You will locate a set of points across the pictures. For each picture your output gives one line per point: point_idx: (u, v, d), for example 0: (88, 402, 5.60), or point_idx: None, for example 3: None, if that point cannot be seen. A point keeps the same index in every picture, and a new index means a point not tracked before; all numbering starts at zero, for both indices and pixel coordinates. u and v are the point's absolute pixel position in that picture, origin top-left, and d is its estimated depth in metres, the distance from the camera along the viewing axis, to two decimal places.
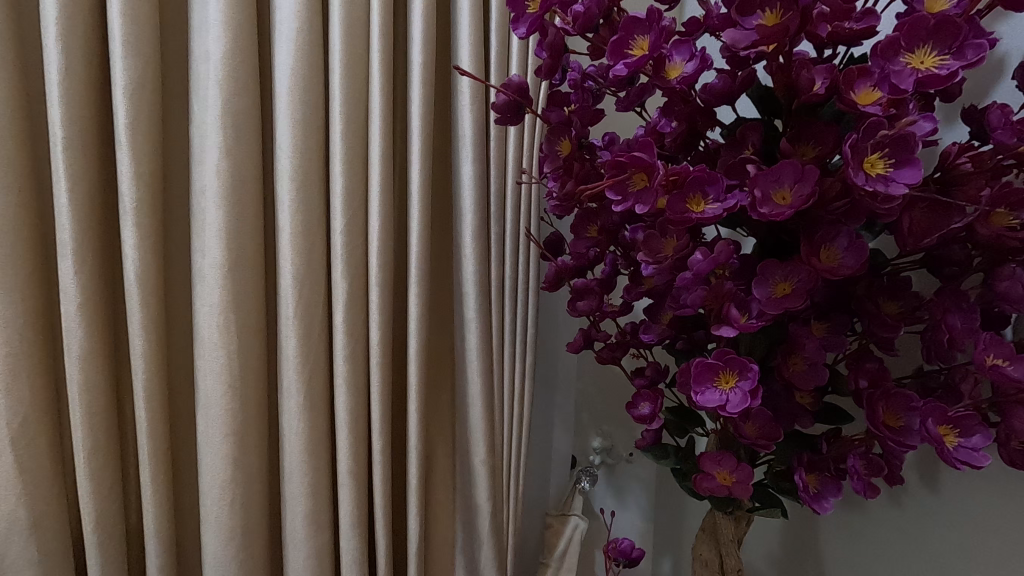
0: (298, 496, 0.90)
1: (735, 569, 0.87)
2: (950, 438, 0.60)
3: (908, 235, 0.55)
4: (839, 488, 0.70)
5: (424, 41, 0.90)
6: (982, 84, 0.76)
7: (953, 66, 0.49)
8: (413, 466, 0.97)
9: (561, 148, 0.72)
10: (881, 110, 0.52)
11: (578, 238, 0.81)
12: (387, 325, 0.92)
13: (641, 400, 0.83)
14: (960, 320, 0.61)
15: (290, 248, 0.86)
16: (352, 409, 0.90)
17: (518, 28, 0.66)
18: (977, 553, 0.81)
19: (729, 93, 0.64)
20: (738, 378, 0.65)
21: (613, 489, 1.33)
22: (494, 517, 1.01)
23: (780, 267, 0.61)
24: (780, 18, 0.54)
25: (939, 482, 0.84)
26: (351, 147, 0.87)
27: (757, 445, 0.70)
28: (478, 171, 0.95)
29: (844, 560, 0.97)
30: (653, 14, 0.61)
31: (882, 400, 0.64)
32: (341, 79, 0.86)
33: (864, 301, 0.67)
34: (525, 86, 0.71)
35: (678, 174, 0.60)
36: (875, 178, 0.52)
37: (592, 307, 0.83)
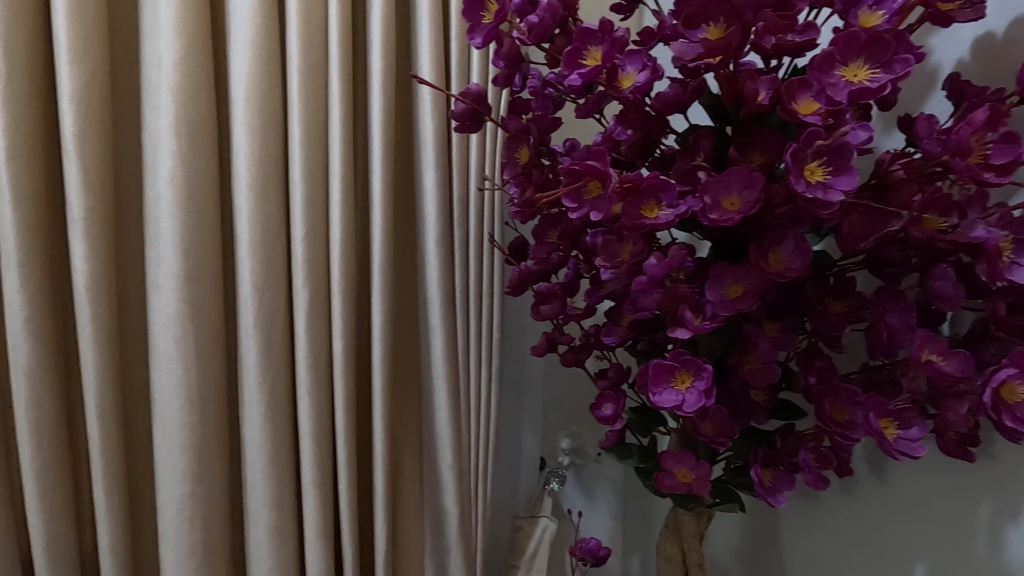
0: (262, 508, 0.89)
1: (698, 564, 0.89)
2: (890, 430, 0.63)
3: (850, 238, 0.58)
4: (792, 481, 0.73)
5: (384, 48, 0.90)
6: (916, 95, 0.81)
7: (882, 79, 0.53)
8: (380, 474, 0.96)
9: (520, 156, 0.72)
10: (820, 119, 0.54)
11: (540, 244, 0.83)
12: (351, 333, 0.91)
13: (604, 401, 0.85)
14: (898, 319, 0.64)
15: (249, 257, 0.85)
16: (316, 418, 0.89)
17: (474, 37, 0.66)
18: (923, 538, 0.85)
19: (681, 102, 0.65)
20: (694, 378, 0.67)
21: (582, 490, 1.35)
22: (462, 522, 1.01)
23: (732, 271, 0.64)
24: (723, 32, 0.57)
25: (887, 473, 0.88)
26: (311, 155, 0.87)
27: (715, 443, 0.71)
28: (441, 177, 0.95)
29: (802, 550, 1.01)
30: (605, 26, 0.63)
31: (829, 395, 0.67)
32: (300, 86, 0.85)
33: (812, 300, 0.71)
34: (483, 94, 0.71)
35: (631, 181, 0.62)
36: (815, 185, 0.54)
37: (555, 311, 0.84)
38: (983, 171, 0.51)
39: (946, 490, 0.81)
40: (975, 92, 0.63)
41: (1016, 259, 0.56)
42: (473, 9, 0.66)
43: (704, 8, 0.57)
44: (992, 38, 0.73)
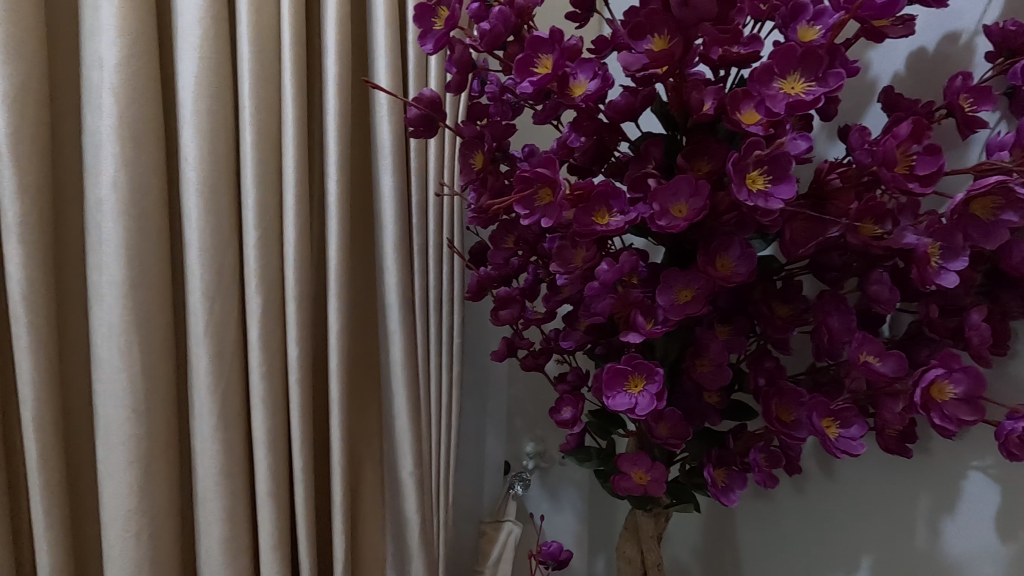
0: (214, 522, 0.86)
1: (656, 564, 0.90)
2: (832, 429, 0.65)
3: (792, 244, 0.61)
4: (743, 480, 0.75)
5: (339, 52, 0.89)
6: (856, 107, 0.84)
7: (817, 92, 0.55)
8: (338, 483, 0.95)
9: (475, 161, 0.73)
10: (762, 129, 0.55)
11: (497, 249, 0.82)
12: (306, 340, 0.90)
13: (563, 405, 0.85)
14: (839, 321, 0.67)
15: (198, 263, 0.82)
16: (271, 427, 0.88)
17: (425, 43, 0.66)
18: (868, 531, 0.88)
19: (632, 110, 0.66)
20: (646, 381, 0.68)
21: (547, 493, 1.36)
22: (423, 529, 1.00)
23: (682, 276, 0.65)
24: (668, 43, 0.58)
25: (835, 470, 0.91)
26: (263, 159, 0.85)
27: (668, 444, 0.73)
28: (399, 182, 0.95)
29: (757, 548, 1.03)
30: (556, 35, 0.63)
31: (775, 396, 0.69)
32: (251, 89, 0.83)
33: (760, 304, 0.72)
34: (437, 100, 0.72)
35: (582, 188, 0.63)
36: (756, 193, 0.56)
37: (514, 316, 0.85)
38: (907, 181, 0.54)
39: (889, 484, 0.85)
40: (906, 105, 0.66)
41: (945, 265, 0.58)
42: (423, 16, 0.66)
43: (649, 20, 0.58)
44: (924, 53, 0.77)
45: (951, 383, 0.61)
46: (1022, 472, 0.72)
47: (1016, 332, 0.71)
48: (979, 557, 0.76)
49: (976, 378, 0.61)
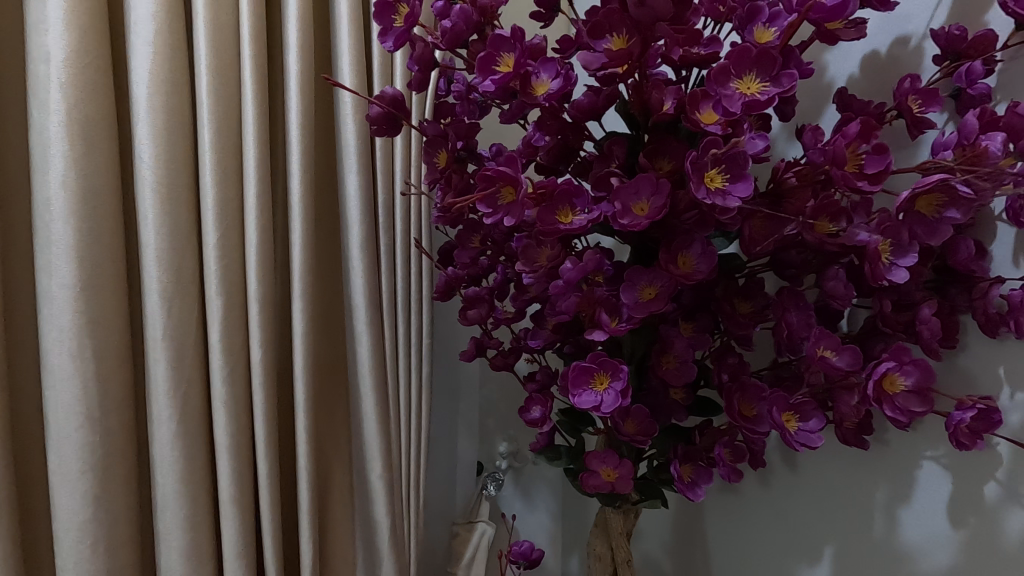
0: (174, 531, 0.83)
1: (626, 561, 0.91)
2: (792, 423, 0.67)
3: (750, 242, 0.62)
4: (709, 475, 0.76)
5: (301, 49, 0.87)
6: (813, 107, 0.87)
7: (771, 92, 0.56)
8: (304, 487, 0.93)
9: (439, 160, 0.73)
10: (720, 129, 0.56)
11: (463, 249, 0.82)
12: (270, 343, 0.88)
13: (532, 404, 0.85)
14: (797, 317, 0.68)
15: (155, 264, 0.80)
16: (234, 432, 0.85)
17: (386, 40, 0.65)
18: (830, 521, 0.90)
19: (595, 110, 0.66)
20: (611, 379, 0.68)
21: (520, 493, 1.36)
22: (393, 532, 0.99)
23: (645, 273, 0.66)
24: (627, 42, 0.59)
25: (798, 462, 0.93)
26: (223, 158, 0.83)
27: (635, 441, 0.73)
28: (365, 181, 0.93)
29: (726, 541, 1.04)
30: (517, 34, 0.63)
31: (738, 392, 0.70)
32: (209, 85, 0.81)
33: (722, 302, 0.73)
34: (399, 98, 0.71)
35: (545, 187, 0.64)
36: (715, 192, 0.57)
37: (482, 315, 0.85)
38: (857, 180, 0.56)
39: (849, 476, 0.87)
40: (859, 105, 0.68)
41: (896, 262, 0.60)
42: (383, 13, 0.66)
43: (608, 19, 0.59)
44: (877, 56, 0.79)
45: (901, 375, 0.63)
46: (971, 460, 0.75)
47: (964, 325, 0.74)
48: (934, 544, 0.79)
49: (924, 370, 0.63)
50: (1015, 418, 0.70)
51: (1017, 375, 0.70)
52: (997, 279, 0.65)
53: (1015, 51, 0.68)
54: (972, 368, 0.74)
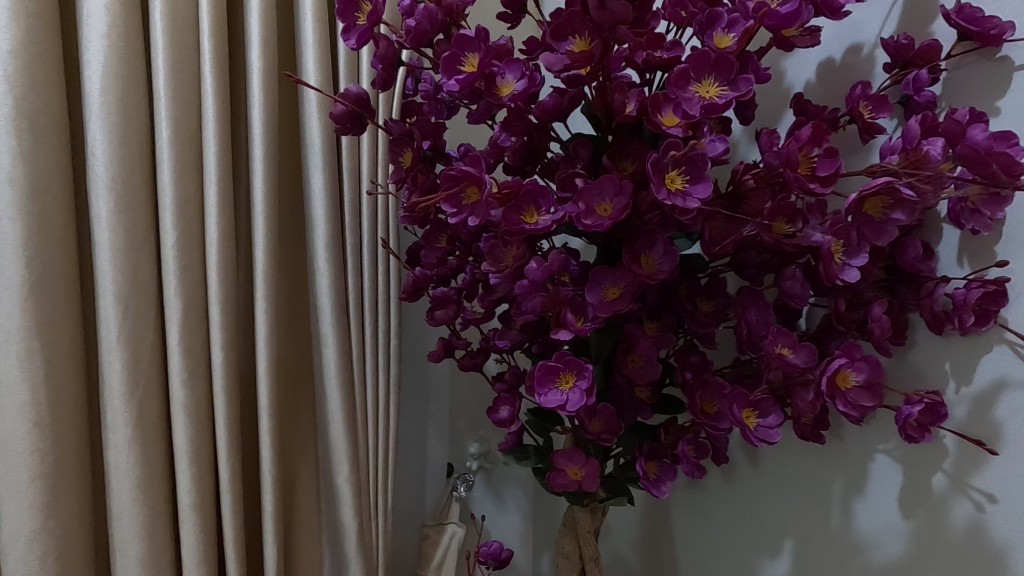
0: (130, 540, 0.81)
1: (594, 559, 0.91)
2: (751, 419, 0.68)
3: (710, 242, 0.63)
4: (673, 471, 0.76)
5: (264, 45, 0.86)
6: (773, 112, 0.89)
7: (729, 96, 0.57)
8: (268, 492, 0.91)
9: (404, 159, 0.72)
10: (680, 132, 0.57)
11: (430, 249, 0.81)
12: (232, 345, 0.86)
13: (501, 404, 0.85)
14: (757, 316, 0.70)
15: (110, 265, 0.77)
16: (194, 437, 0.83)
17: (348, 38, 0.65)
18: (790, 515, 0.92)
19: (559, 112, 0.67)
20: (577, 378, 0.69)
21: (491, 493, 1.36)
22: (360, 535, 0.97)
23: (609, 274, 0.67)
24: (588, 44, 0.60)
25: (760, 458, 0.95)
26: (182, 156, 0.81)
27: (601, 439, 0.74)
28: (330, 181, 0.92)
29: (692, 537, 1.06)
30: (481, 34, 0.63)
31: (700, 389, 0.72)
32: (167, 81, 0.79)
33: (684, 301, 0.75)
34: (364, 96, 0.71)
35: (510, 187, 0.63)
36: (675, 193, 0.58)
37: (450, 316, 0.85)
38: (809, 182, 0.58)
39: (808, 469, 0.90)
40: (814, 111, 0.70)
41: (849, 262, 0.62)
42: (347, 10, 0.65)
43: (570, 22, 0.60)
44: (832, 63, 0.82)
45: (853, 371, 0.65)
46: (921, 452, 0.78)
47: (914, 323, 0.77)
48: (886, 535, 0.82)
49: (874, 366, 0.66)
50: (960, 412, 0.73)
51: (962, 370, 0.73)
52: (941, 279, 0.68)
53: (958, 62, 0.71)
54: (920, 364, 0.77)
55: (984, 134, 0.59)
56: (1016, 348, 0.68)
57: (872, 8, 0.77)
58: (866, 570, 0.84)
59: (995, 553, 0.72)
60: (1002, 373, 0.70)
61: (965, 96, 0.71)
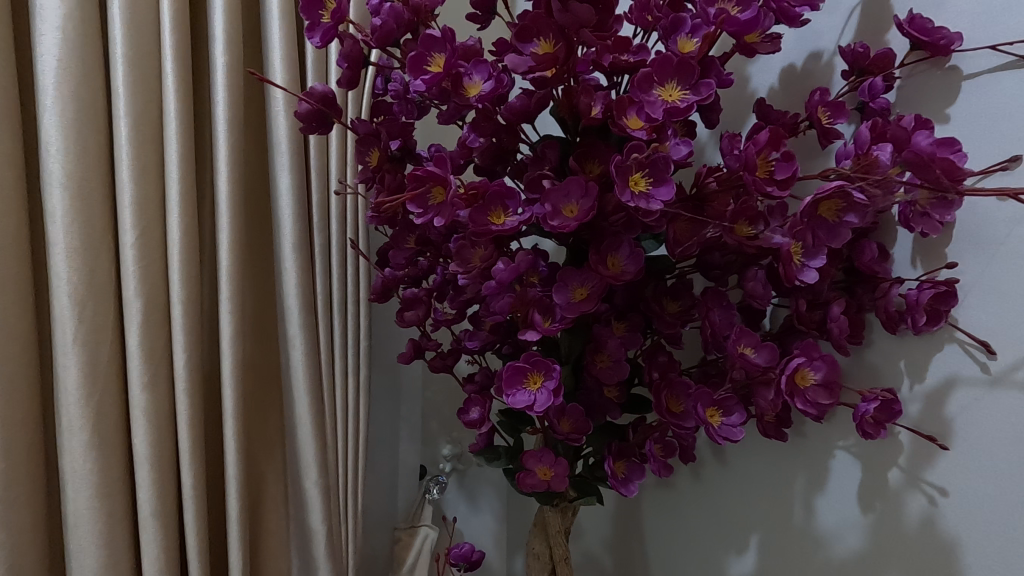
0: (87, 549, 0.78)
1: (564, 559, 0.92)
2: (715, 418, 0.69)
3: (674, 243, 0.64)
4: (641, 470, 0.78)
5: (229, 42, 0.84)
6: (738, 115, 0.91)
7: (690, 100, 0.58)
8: (233, 496, 0.89)
9: (371, 158, 0.73)
10: (644, 135, 0.58)
11: (398, 249, 0.81)
12: (195, 347, 0.84)
13: (471, 405, 0.85)
14: (721, 316, 0.71)
15: (65, 264, 0.75)
16: (155, 442, 0.81)
17: (312, 36, 0.64)
18: (755, 512, 0.94)
19: (528, 113, 0.66)
20: (544, 378, 0.69)
21: (464, 495, 1.35)
22: (330, 540, 0.96)
23: (576, 275, 0.67)
24: (553, 47, 0.60)
25: (726, 456, 0.97)
26: (143, 153, 0.79)
27: (570, 439, 0.75)
28: (298, 180, 0.91)
29: (661, 535, 1.08)
30: (448, 34, 0.64)
31: (666, 388, 0.73)
32: (126, 76, 0.77)
33: (651, 302, 0.76)
34: (329, 95, 0.70)
35: (476, 188, 0.63)
36: (639, 195, 0.59)
37: (420, 316, 0.84)
38: (767, 185, 0.59)
39: (772, 466, 0.91)
40: (776, 116, 0.71)
41: (807, 262, 0.63)
42: (310, 8, 0.64)
43: (535, 24, 0.60)
44: (793, 69, 0.84)
45: (811, 369, 0.67)
46: (878, 449, 0.80)
47: (871, 323, 0.79)
48: (846, 529, 0.84)
49: (832, 365, 0.68)
50: (914, 409, 0.76)
51: (916, 368, 0.76)
52: (896, 280, 0.70)
53: (911, 69, 0.74)
54: (877, 362, 0.79)
55: (929, 140, 0.61)
56: (966, 347, 0.71)
57: (830, 16, 0.80)
58: (828, 564, 0.86)
59: (948, 544, 0.75)
60: (953, 371, 0.73)
61: (918, 103, 0.73)
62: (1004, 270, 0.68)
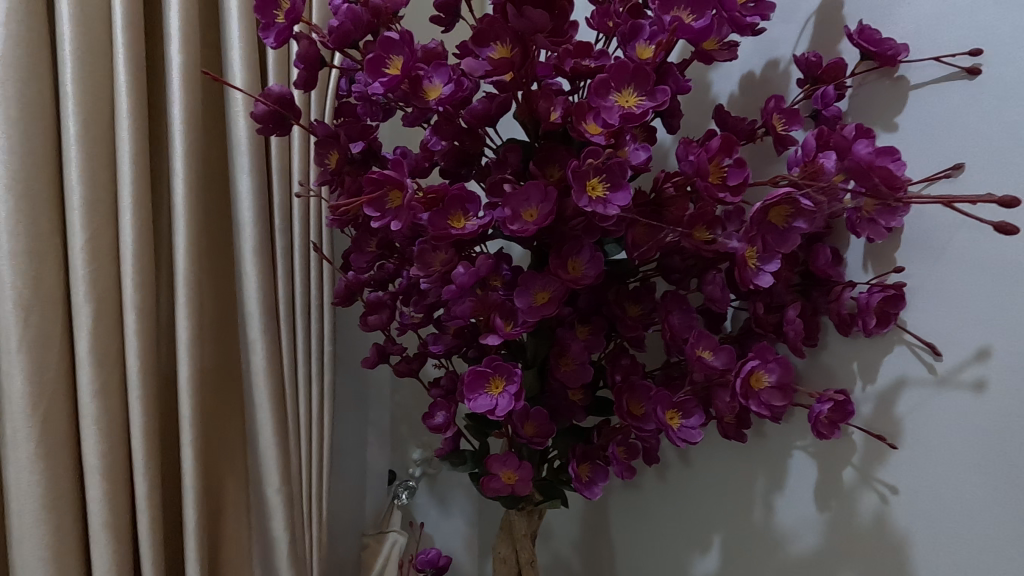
0: (33, 564, 0.75)
1: (529, 562, 0.92)
2: (675, 420, 0.70)
3: (633, 247, 0.65)
4: (605, 473, 0.78)
5: (186, 40, 0.82)
6: (699, 120, 0.92)
7: (646, 106, 0.59)
8: (190, 506, 0.87)
9: (330, 160, 0.72)
10: (603, 141, 0.59)
11: (360, 253, 0.80)
12: (149, 352, 0.81)
13: (436, 410, 0.84)
14: (680, 319, 0.72)
15: (8, 268, 0.72)
16: (106, 451, 0.78)
17: (267, 36, 0.63)
18: (717, 512, 0.95)
19: (490, 117, 0.66)
20: (506, 382, 0.69)
21: (435, 500, 1.35)
22: (292, 549, 0.94)
23: (538, 278, 0.67)
24: (510, 51, 0.61)
25: (691, 457, 0.98)
26: (93, 154, 0.77)
27: (534, 442, 0.75)
28: (258, 182, 0.90)
29: (628, 536, 1.08)
30: (407, 37, 0.63)
31: (627, 391, 0.73)
32: (74, 73, 0.75)
33: (613, 305, 0.76)
34: (286, 96, 0.69)
35: (436, 191, 0.63)
36: (596, 200, 0.59)
37: (383, 321, 0.83)
38: (720, 191, 0.60)
39: (733, 466, 0.93)
40: (733, 122, 0.72)
41: (762, 267, 0.64)
42: (265, 7, 0.63)
43: (492, 28, 0.61)
44: (752, 76, 0.85)
45: (766, 372, 0.69)
46: (833, 448, 0.82)
47: (825, 325, 0.81)
48: (803, 528, 0.86)
49: (786, 367, 0.69)
50: (866, 409, 0.78)
51: (868, 369, 0.78)
52: (848, 283, 0.72)
53: (862, 79, 0.76)
54: (832, 364, 0.81)
55: (868, 149, 0.62)
56: (914, 348, 0.74)
57: (786, 25, 0.82)
58: (787, 562, 0.88)
59: (899, 541, 0.77)
60: (902, 371, 0.75)
61: (869, 112, 0.75)
62: (949, 274, 0.71)
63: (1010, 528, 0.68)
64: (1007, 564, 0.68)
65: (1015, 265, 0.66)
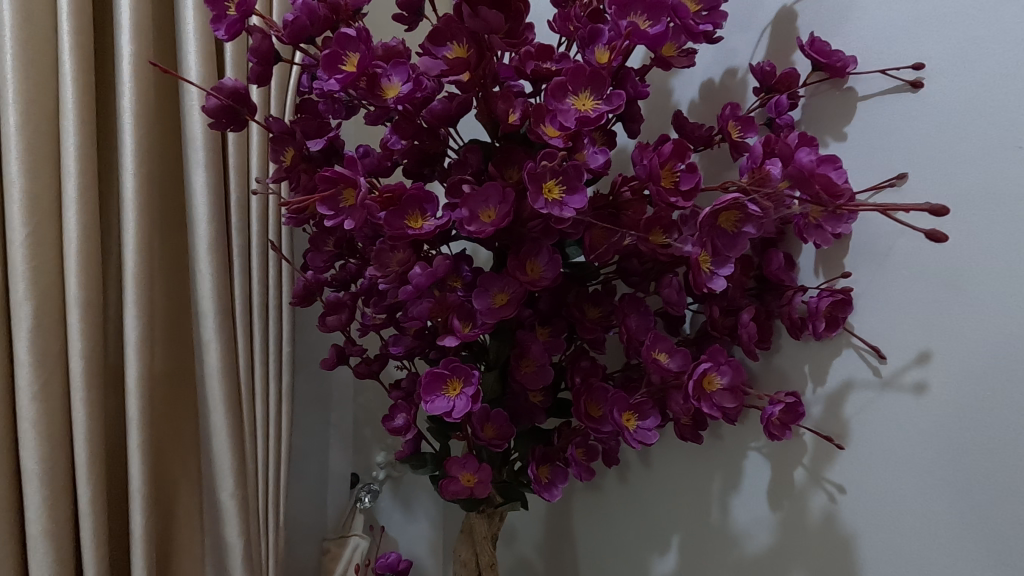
0: None
1: (490, 565, 0.91)
2: (631, 422, 0.70)
3: (590, 249, 0.66)
4: (565, 475, 0.79)
5: (137, 31, 0.80)
6: (660, 126, 0.93)
7: (602, 110, 0.59)
8: (137, 511, 0.84)
9: (285, 157, 0.71)
10: (560, 143, 0.59)
11: (317, 252, 0.79)
12: (94, 353, 0.78)
13: (397, 412, 0.83)
14: (638, 321, 0.73)
15: None
16: (45, 456, 0.75)
17: (218, 29, 0.61)
18: (676, 513, 0.97)
19: (450, 117, 0.65)
20: (463, 385, 0.69)
21: (399, 504, 1.33)
22: (248, 555, 0.91)
23: (497, 280, 0.67)
24: (466, 52, 0.61)
25: (651, 458, 0.99)
26: (35, 146, 0.73)
27: (492, 445, 0.74)
28: (214, 179, 0.87)
29: (591, 538, 1.09)
30: (364, 34, 0.63)
31: (585, 393, 0.74)
32: (14, 62, 0.72)
33: (573, 308, 0.77)
34: (240, 90, 0.67)
35: (392, 191, 0.63)
36: (552, 203, 0.59)
37: (342, 322, 0.81)
38: (671, 196, 0.61)
39: (691, 467, 0.94)
40: (691, 128, 0.73)
41: (716, 271, 0.65)
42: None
43: (448, 28, 0.61)
44: (711, 84, 0.87)
45: (718, 374, 0.70)
46: (785, 449, 0.84)
47: (778, 329, 0.83)
48: (758, 527, 0.87)
49: (737, 369, 0.70)
50: (816, 411, 0.80)
51: (819, 372, 0.80)
52: (800, 288, 0.74)
53: (814, 89, 0.78)
54: (785, 366, 0.83)
55: (809, 155, 0.61)
56: (860, 351, 0.76)
57: (744, 35, 0.84)
58: (743, 561, 0.89)
59: (849, 540, 0.79)
60: (849, 374, 0.77)
61: (820, 122, 0.78)
62: (893, 280, 0.73)
63: (950, 526, 0.70)
64: (947, 561, 0.71)
65: (954, 272, 0.68)
